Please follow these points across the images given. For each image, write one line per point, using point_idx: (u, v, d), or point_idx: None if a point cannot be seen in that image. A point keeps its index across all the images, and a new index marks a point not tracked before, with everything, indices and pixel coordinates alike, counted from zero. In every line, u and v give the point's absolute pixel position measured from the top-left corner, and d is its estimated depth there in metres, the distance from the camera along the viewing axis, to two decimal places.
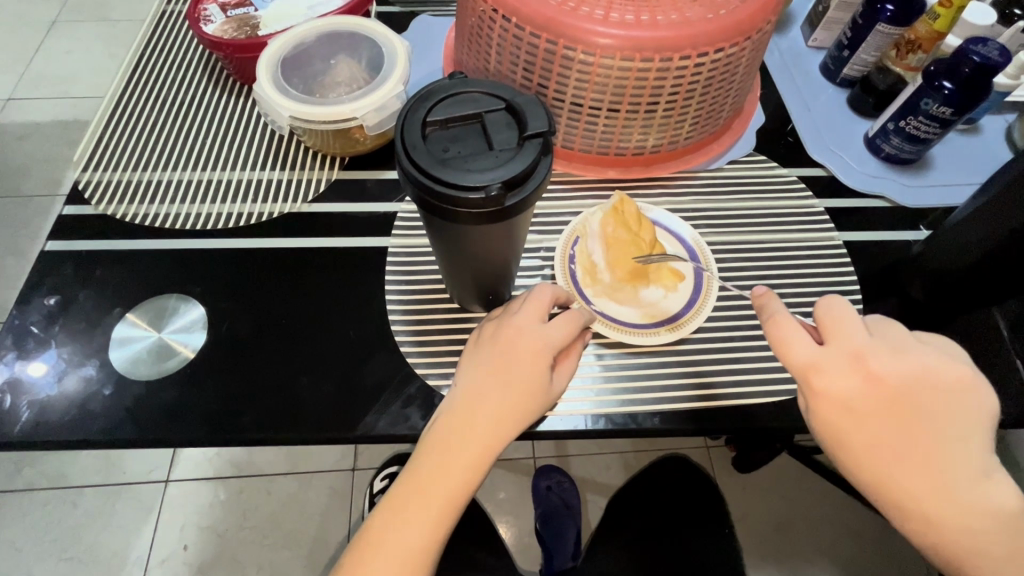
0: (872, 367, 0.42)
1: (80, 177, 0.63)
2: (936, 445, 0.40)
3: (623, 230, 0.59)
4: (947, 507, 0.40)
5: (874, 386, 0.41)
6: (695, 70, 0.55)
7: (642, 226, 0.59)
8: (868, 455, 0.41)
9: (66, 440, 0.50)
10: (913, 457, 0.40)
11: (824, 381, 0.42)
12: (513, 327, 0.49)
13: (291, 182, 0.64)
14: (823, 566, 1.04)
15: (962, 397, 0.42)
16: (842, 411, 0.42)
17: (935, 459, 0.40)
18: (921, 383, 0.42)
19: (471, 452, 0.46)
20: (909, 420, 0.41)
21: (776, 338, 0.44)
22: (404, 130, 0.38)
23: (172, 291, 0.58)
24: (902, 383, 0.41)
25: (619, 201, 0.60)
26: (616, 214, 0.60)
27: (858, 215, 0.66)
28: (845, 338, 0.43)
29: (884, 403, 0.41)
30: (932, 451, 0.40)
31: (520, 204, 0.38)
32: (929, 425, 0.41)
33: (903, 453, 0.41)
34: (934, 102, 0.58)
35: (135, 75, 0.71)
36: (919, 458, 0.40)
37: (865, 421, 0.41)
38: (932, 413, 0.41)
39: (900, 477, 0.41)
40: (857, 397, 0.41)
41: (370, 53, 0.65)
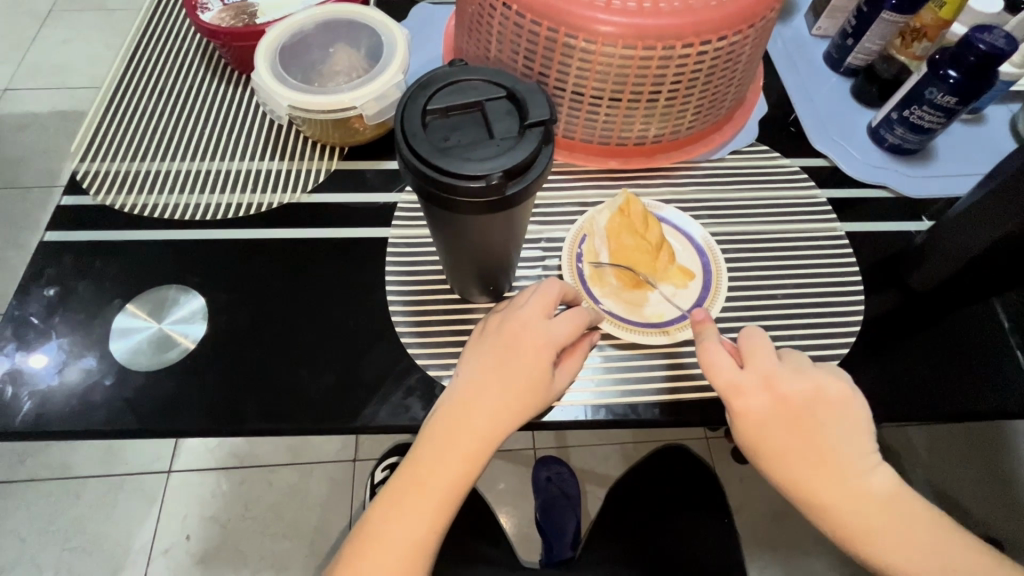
0: (783, 387, 0.45)
1: (77, 167, 0.63)
2: (832, 447, 0.44)
3: (630, 233, 0.58)
4: (846, 499, 0.43)
5: (782, 405, 0.45)
6: (697, 58, 0.54)
7: (649, 228, 0.57)
8: (778, 460, 0.45)
9: (67, 431, 0.50)
10: (816, 461, 0.44)
11: (740, 403, 0.45)
12: (517, 320, 0.49)
13: (290, 172, 0.64)
14: (822, 556, 1.05)
15: (852, 408, 0.46)
16: (759, 428, 0.45)
17: (831, 460, 0.44)
18: (820, 399, 0.45)
19: (470, 447, 0.46)
20: (812, 430, 0.44)
21: (702, 362, 0.47)
22: (403, 118, 0.38)
23: (172, 282, 0.57)
24: (805, 400, 0.45)
25: (626, 200, 0.59)
26: (622, 215, 0.58)
27: (861, 206, 0.65)
28: (758, 361, 0.46)
29: (791, 420, 0.44)
30: (828, 451, 0.44)
31: (522, 193, 0.37)
32: (828, 435, 0.44)
33: (805, 458, 0.44)
34: (939, 91, 0.58)
35: (131, 64, 0.70)
36: (819, 459, 0.44)
37: (777, 436, 0.44)
38: (828, 424, 0.45)
39: (803, 476, 0.44)
40: (770, 416, 0.45)
41: (369, 41, 0.64)
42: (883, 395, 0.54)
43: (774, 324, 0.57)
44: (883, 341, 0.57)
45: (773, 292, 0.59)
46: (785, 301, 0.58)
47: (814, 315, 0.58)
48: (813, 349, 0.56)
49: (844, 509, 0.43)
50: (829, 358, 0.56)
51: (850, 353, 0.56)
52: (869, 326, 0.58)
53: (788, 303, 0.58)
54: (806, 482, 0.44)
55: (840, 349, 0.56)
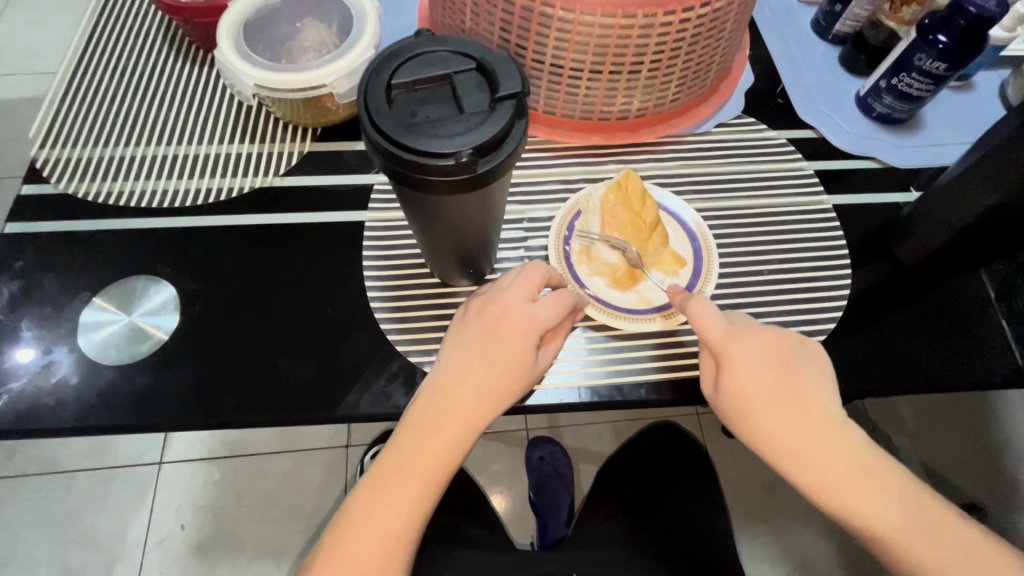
0: (771, 339, 0.46)
1: (37, 155, 0.60)
2: (820, 416, 0.44)
3: (625, 209, 0.57)
4: (839, 478, 0.43)
5: (772, 355, 0.45)
6: (680, 26, 0.52)
7: (645, 206, 0.57)
8: (763, 429, 0.44)
9: (38, 429, 0.48)
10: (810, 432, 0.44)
11: (736, 351, 0.45)
12: (500, 302, 0.47)
13: (261, 155, 0.62)
14: (810, 525, 1.07)
15: (828, 368, 0.47)
16: (747, 378, 0.45)
17: (819, 431, 0.44)
18: (802, 355, 0.47)
19: (456, 424, 0.45)
20: (801, 387, 0.45)
21: (692, 316, 0.47)
22: (368, 94, 0.36)
23: (142, 273, 0.55)
24: (793, 354, 0.46)
25: (625, 175, 0.58)
26: (619, 190, 0.58)
27: (849, 178, 0.64)
28: (745, 319, 0.47)
29: (783, 372, 0.45)
30: (812, 430, 0.44)
31: (494, 171, 0.36)
32: (818, 394, 0.45)
33: (794, 430, 0.44)
34: (928, 57, 0.56)
35: (90, 44, 0.67)
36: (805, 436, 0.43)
37: (772, 391, 0.44)
38: (814, 384, 0.45)
39: (806, 444, 0.43)
40: (758, 367, 0.45)
41: (339, 15, 0.61)
42: (870, 369, 0.54)
43: (759, 300, 0.56)
44: (869, 315, 0.56)
45: (759, 267, 0.58)
46: (770, 277, 0.58)
47: (801, 290, 0.57)
48: (799, 324, 0.55)
49: (837, 489, 0.43)
50: (816, 332, 0.55)
51: (836, 328, 0.56)
52: (856, 299, 0.57)
53: (774, 278, 0.57)
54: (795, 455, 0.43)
55: (827, 324, 0.56)
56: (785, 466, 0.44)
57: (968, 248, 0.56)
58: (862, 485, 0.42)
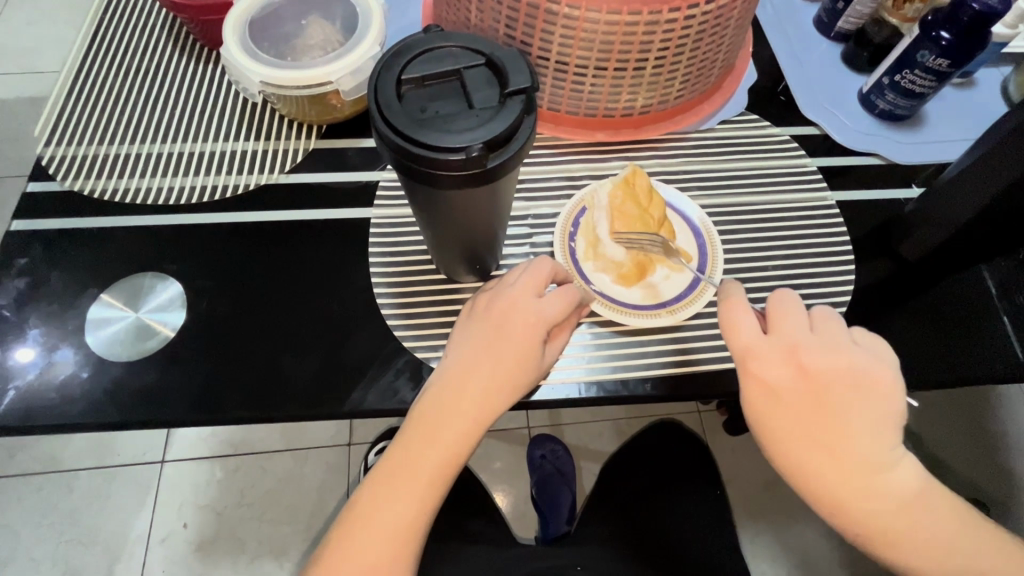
0: (803, 362, 0.42)
1: (42, 153, 0.60)
2: (855, 443, 0.41)
3: (634, 204, 0.56)
4: (869, 501, 0.41)
5: (803, 377, 0.42)
6: (685, 23, 0.52)
7: (652, 203, 0.56)
8: (784, 449, 0.42)
9: (46, 425, 0.48)
10: (841, 462, 0.41)
11: (756, 367, 0.43)
12: (507, 299, 0.48)
13: (266, 152, 0.62)
14: (812, 523, 1.07)
15: (886, 394, 0.42)
16: (768, 398, 0.43)
17: (851, 462, 0.41)
18: (847, 378, 0.42)
19: (462, 425, 0.45)
20: (833, 411, 0.42)
21: (724, 321, 0.45)
22: (377, 89, 0.36)
23: (148, 270, 0.56)
24: (833, 376, 0.42)
25: (631, 172, 0.58)
26: (627, 186, 0.57)
27: (852, 174, 0.64)
28: (786, 332, 0.44)
29: (812, 395, 0.42)
30: (847, 461, 0.41)
31: (503, 166, 0.36)
32: (857, 417, 0.42)
33: (820, 456, 0.41)
34: (931, 53, 0.57)
35: (94, 42, 0.67)
36: (834, 464, 0.41)
37: (792, 414, 0.42)
38: (858, 407, 0.42)
39: (836, 475, 0.41)
40: (785, 386, 0.42)
41: (344, 13, 0.61)
42: None
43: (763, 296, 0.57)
44: (872, 311, 0.57)
45: (762, 263, 0.59)
46: (774, 273, 0.58)
47: (805, 285, 0.57)
48: None
49: (861, 518, 0.41)
50: None
51: None
52: (859, 295, 0.57)
53: (777, 274, 0.58)
54: (820, 478, 0.41)
55: None
56: (813, 488, 0.42)
57: (972, 244, 0.56)
58: (892, 520, 0.41)
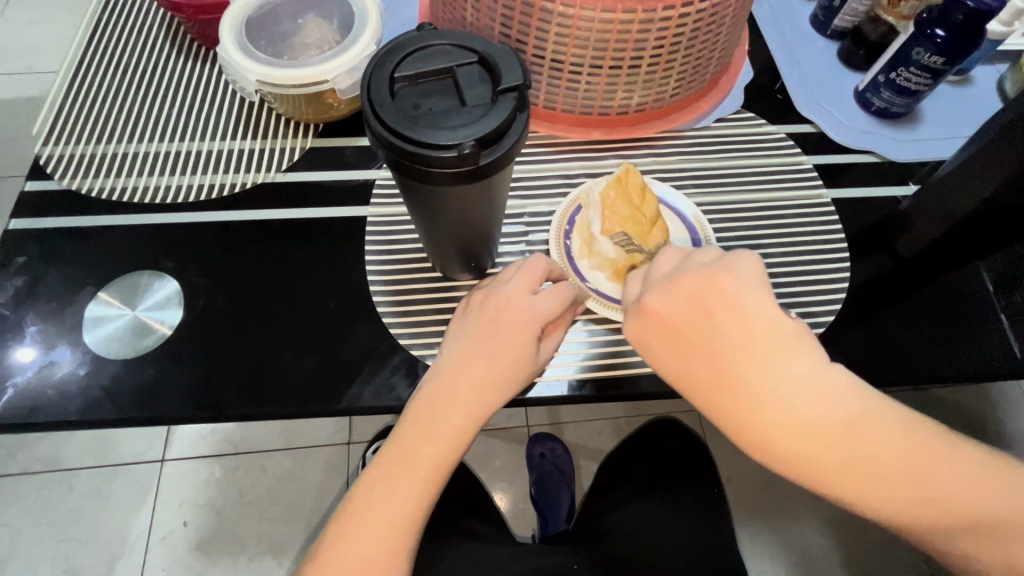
0: (657, 304, 0.41)
1: (40, 152, 0.60)
2: (742, 379, 0.38)
3: (625, 203, 0.55)
4: (786, 436, 0.37)
5: (660, 322, 0.41)
6: (679, 21, 0.52)
7: (645, 201, 0.55)
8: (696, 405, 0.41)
9: (44, 423, 0.49)
10: (740, 404, 0.38)
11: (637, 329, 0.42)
12: (502, 296, 0.48)
13: (263, 151, 0.62)
14: (810, 521, 1.07)
15: (752, 317, 0.39)
16: (651, 353, 0.42)
17: (751, 399, 0.38)
18: (711, 308, 0.40)
19: (455, 420, 0.45)
20: (706, 347, 0.40)
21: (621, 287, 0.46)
22: (371, 86, 0.36)
23: (145, 268, 0.56)
24: (697, 309, 0.40)
25: (624, 170, 0.56)
26: (618, 184, 0.56)
27: (848, 172, 0.65)
28: (651, 279, 0.43)
29: (678, 334, 0.41)
30: (747, 402, 0.38)
31: (496, 163, 0.36)
32: (731, 347, 0.39)
33: (718, 403, 0.39)
34: (927, 51, 0.57)
35: (92, 41, 0.67)
36: (741, 410, 0.38)
37: (682, 362, 0.40)
38: (733, 333, 0.39)
39: (745, 415, 0.38)
40: (653, 335, 0.42)
41: (340, 13, 0.62)
42: (868, 361, 0.54)
43: None
44: (867, 307, 0.57)
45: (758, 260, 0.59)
46: (769, 270, 0.58)
47: (801, 282, 0.57)
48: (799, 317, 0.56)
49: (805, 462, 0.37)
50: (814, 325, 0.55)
51: (836, 320, 0.56)
52: (854, 291, 0.58)
53: (773, 271, 0.58)
54: (736, 420, 0.39)
55: (825, 316, 0.56)
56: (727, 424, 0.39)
57: (968, 240, 0.56)
58: (829, 454, 0.36)
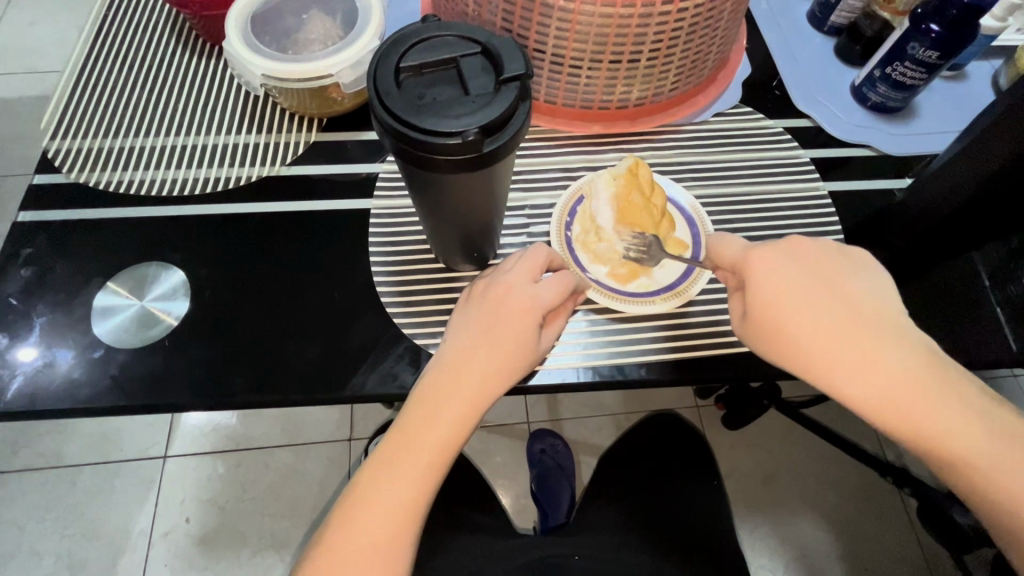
0: (795, 244, 0.45)
1: (48, 146, 0.61)
2: (859, 311, 0.42)
3: (639, 194, 0.57)
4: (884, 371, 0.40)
5: (800, 259, 0.45)
6: (678, 16, 0.53)
7: (655, 193, 0.58)
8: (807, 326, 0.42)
9: (53, 411, 0.50)
10: (849, 329, 0.41)
11: (758, 255, 0.45)
12: (502, 285, 0.49)
13: (268, 145, 0.63)
14: (808, 515, 1.08)
15: (873, 276, 0.45)
16: (775, 278, 0.44)
17: (867, 332, 0.41)
18: (837, 255, 0.46)
19: (458, 405, 0.46)
20: (833, 281, 0.44)
21: (715, 241, 0.50)
22: (376, 76, 0.37)
23: (152, 260, 0.57)
24: (824, 251, 0.46)
25: (633, 163, 0.59)
26: (631, 176, 0.58)
27: (845, 166, 0.65)
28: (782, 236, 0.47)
29: (811, 268, 0.44)
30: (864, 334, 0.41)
31: (499, 151, 0.37)
32: (855, 291, 0.43)
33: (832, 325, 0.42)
34: (921, 46, 0.58)
35: (98, 38, 0.68)
36: (852, 336, 0.41)
37: (795, 287, 0.43)
38: (849, 273, 0.45)
39: (843, 342, 0.41)
40: (787, 267, 0.44)
41: (344, 8, 0.62)
42: None
43: None
44: None
45: None
46: None
47: None
48: None
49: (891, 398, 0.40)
50: None
51: None
52: None
53: None
54: (824, 343, 0.41)
55: None
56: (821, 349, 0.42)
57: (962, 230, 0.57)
58: (923, 394, 0.39)
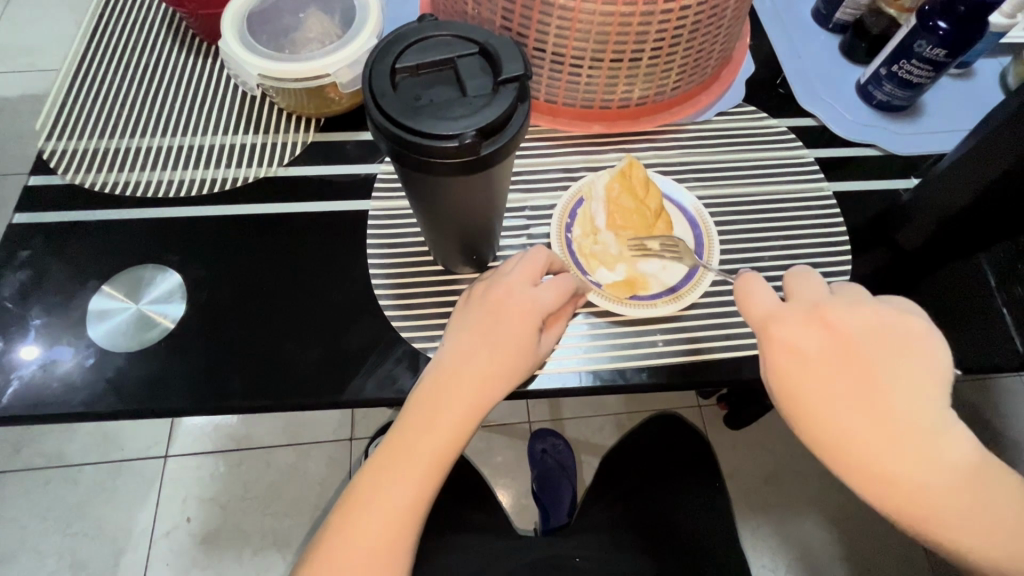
0: (823, 316, 0.42)
1: (44, 147, 0.60)
2: (889, 399, 0.39)
3: (630, 196, 0.57)
4: (908, 465, 0.37)
5: (832, 334, 0.41)
6: (680, 15, 0.52)
7: (649, 194, 0.57)
8: (831, 415, 0.39)
9: (49, 415, 0.49)
10: (871, 417, 0.39)
11: (779, 330, 0.42)
12: (503, 287, 0.48)
13: (266, 145, 0.62)
14: (811, 516, 1.08)
15: (921, 355, 0.40)
16: (793, 359, 0.41)
17: (898, 427, 0.38)
18: (879, 331, 0.41)
19: (456, 413, 0.45)
20: (861, 363, 0.40)
21: (741, 291, 0.46)
22: (372, 77, 0.37)
23: (148, 262, 0.56)
24: (864, 327, 0.41)
25: (627, 164, 0.58)
26: (623, 178, 0.58)
27: (850, 165, 0.64)
28: (803, 293, 0.44)
29: (837, 347, 0.41)
30: (897, 422, 0.38)
31: (497, 153, 0.36)
32: (888, 377, 0.39)
33: (854, 418, 0.39)
34: (929, 43, 0.57)
35: (94, 37, 0.67)
36: (881, 427, 0.38)
37: (820, 370, 0.40)
38: (890, 355, 0.40)
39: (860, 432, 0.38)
40: (809, 347, 0.41)
41: (342, 7, 0.62)
42: None
43: None
44: None
45: (759, 252, 0.59)
46: (771, 262, 0.58)
47: None
48: None
49: (915, 498, 0.37)
50: None
51: None
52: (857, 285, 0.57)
53: (774, 263, 0.58)
54: (855, 437, 0.38)
55: None
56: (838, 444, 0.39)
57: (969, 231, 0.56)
58: (951, 492, 0.37)
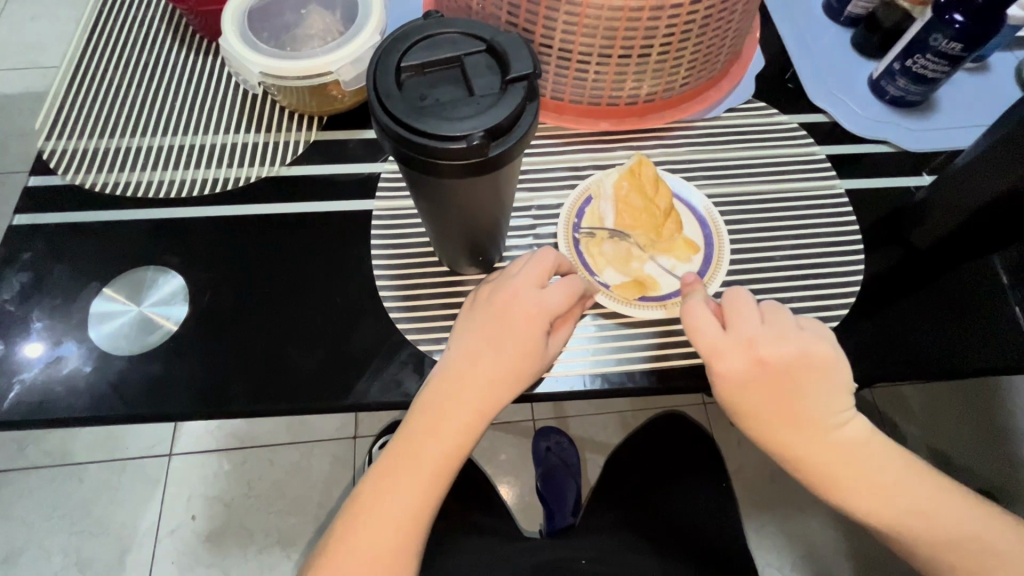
0: (759, 354, 0.45)
1: (43, 147, 0.59)
2: (809, 408, 0.45)
3: (639, 195, 0.57)
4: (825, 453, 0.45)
5: (761, 368, 0.45)
6: (691, 9, 0.51)
7: (658, 192, 0.57)
8: (770, 427, 0.45)
9: (51, 419, 0.49)
10: (795, 422, 0.45)
11: (720, 367, 0.45)
12: (509, 290, 0.47)
13: (267, 144, 0.61)
14: (817, 514, 1.07)
15: (834, 375, 0.45)
16: (737, 390, 0.45)
17: (819, 428, 0.45)
18: (803, 362, 0.45)
19: (463, 419, 0.45)
20: (790, 390, 0.45)
21: (686, 322, 0.47)
22: (376, 77, 0.36)
23: (150, 263, 0.55)
24: (791, 362, 0.45)
25: (638, 161, 0.58)
26: (632, 176, 0.58)
27: (862, 163, 0.63)
28: (742, 324, 0.46)
29: (770, 379, 0.45)
30: (818, 420, 0.45)
31: (505, 155, 0.35)
32: (808, 398, 0.45)
33: (788, 429, 0.45)
34: (945, 37, 0.55)
35: (93, 34, 0.66)
36: (805, 429, 0.45)
37: (753, 398, 0.45)
38: (810, 382, 0.45)
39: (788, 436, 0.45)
40: (746, 378, 0.45)
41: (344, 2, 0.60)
42: (882, 356, 0.53)
43: (768, 286, 0.56)
44: (880, 303, 0.56)
45: (770, 252, 0.58)
46: (782, 261, 0.57)
47: (814, 275, 0.56)
48: (813, 309, 0.55)
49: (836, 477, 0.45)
50: (827, 317, 0.54)
51: (849, 313, 0.55)
52: (869, 286, 0.56)
53: (786, 264, 0.57)
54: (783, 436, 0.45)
55: (838, 310, 0.55)
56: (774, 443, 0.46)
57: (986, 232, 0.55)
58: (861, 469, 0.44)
